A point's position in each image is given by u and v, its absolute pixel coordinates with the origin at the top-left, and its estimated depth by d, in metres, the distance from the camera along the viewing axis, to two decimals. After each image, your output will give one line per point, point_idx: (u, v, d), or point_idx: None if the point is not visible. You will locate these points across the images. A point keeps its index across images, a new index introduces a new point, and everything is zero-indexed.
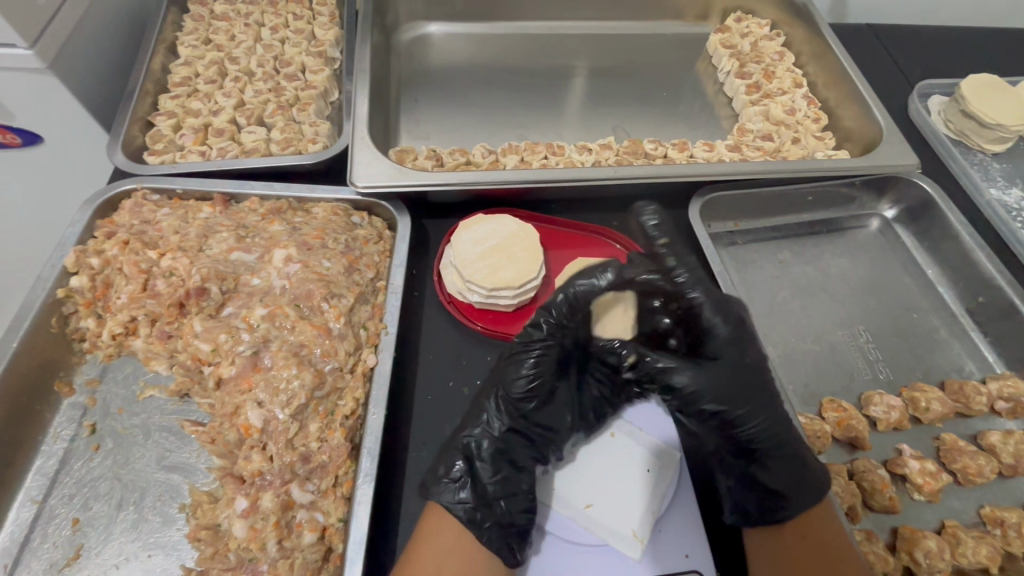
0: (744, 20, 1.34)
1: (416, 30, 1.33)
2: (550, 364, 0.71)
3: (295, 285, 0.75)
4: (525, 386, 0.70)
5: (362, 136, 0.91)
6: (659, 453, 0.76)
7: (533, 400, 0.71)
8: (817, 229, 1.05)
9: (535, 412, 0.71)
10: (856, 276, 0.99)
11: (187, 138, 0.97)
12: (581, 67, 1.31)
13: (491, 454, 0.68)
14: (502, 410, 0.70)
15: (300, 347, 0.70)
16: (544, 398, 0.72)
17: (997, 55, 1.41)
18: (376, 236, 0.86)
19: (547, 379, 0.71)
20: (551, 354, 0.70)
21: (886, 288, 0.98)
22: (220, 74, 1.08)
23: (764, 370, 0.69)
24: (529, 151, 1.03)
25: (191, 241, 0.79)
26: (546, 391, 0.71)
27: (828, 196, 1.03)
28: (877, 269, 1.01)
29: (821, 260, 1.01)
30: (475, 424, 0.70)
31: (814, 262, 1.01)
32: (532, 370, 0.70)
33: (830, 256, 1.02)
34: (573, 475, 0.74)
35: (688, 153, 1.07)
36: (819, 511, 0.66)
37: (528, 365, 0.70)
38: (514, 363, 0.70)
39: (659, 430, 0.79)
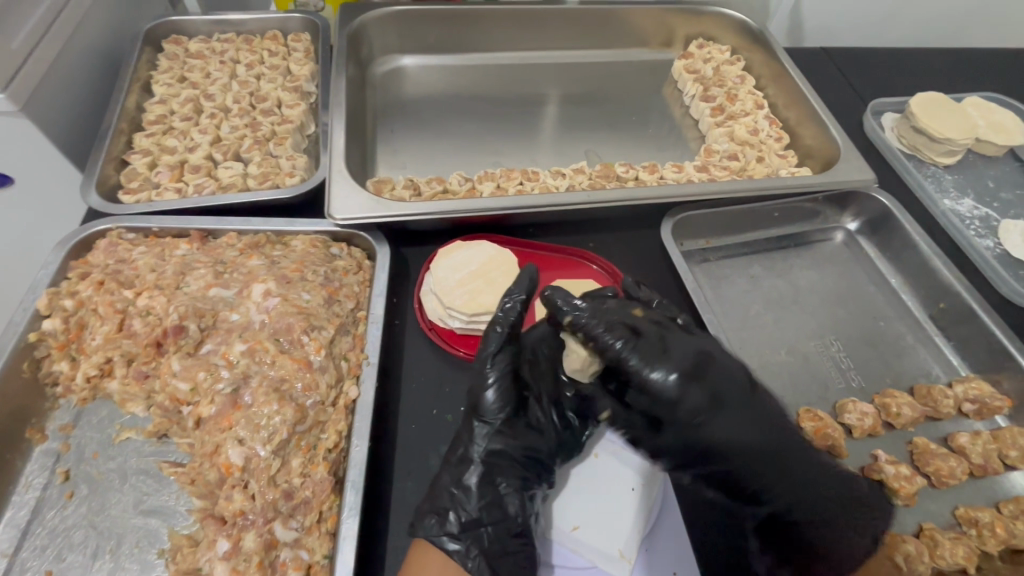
0: (706, 46, 1.40)
1: (390, 64, 1.35)
2: (513, 382, 0.73)
3: (274, 319, 0.75)
4: (494, 407, 0.72)
5: (339, 169, 0.92)
6: (642, 473, 0.77)
7: (505, 411, 0.72)
8: (784, 243, 1.08)
9: (513, 432, 0.73)
10: (823, 288, 1.03)
11: (163, 175, 0.97)
12: (553, 95, 1.36)
13: (476, 477, 0.69)
14: (481, 436, 0.71)
15: (280, 381, 0.70)
16: (514, 409, 0.73)
17: (941, 73, 1.50)
18: (356, 267, 0.87)
19: (510, 389, 0.73)
20: (507, 371, 0.73)
21: (853, 296, 1.02)
22: (195, 111, 1.08)
23: (730, 418, 0.67)
24: (505, 177, 1.05)
25: (169, 278, 0.78)
26: (516, 404, 0.74)
27: (792, 212, 1.07)
28: (844, 279, 1.05)
29: (791, 273, 1.05)
30: (456, 453, 0.71)
31: (783, 276, 1.04)
32: (496, 382, 0.72)
33: (799, 269, 1.06)
34: (560, 500, 0.75)
35: (658, 174, 1.10)
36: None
37: (492, 393, 0.72)
38: (482, 379, 0.72)
39: None
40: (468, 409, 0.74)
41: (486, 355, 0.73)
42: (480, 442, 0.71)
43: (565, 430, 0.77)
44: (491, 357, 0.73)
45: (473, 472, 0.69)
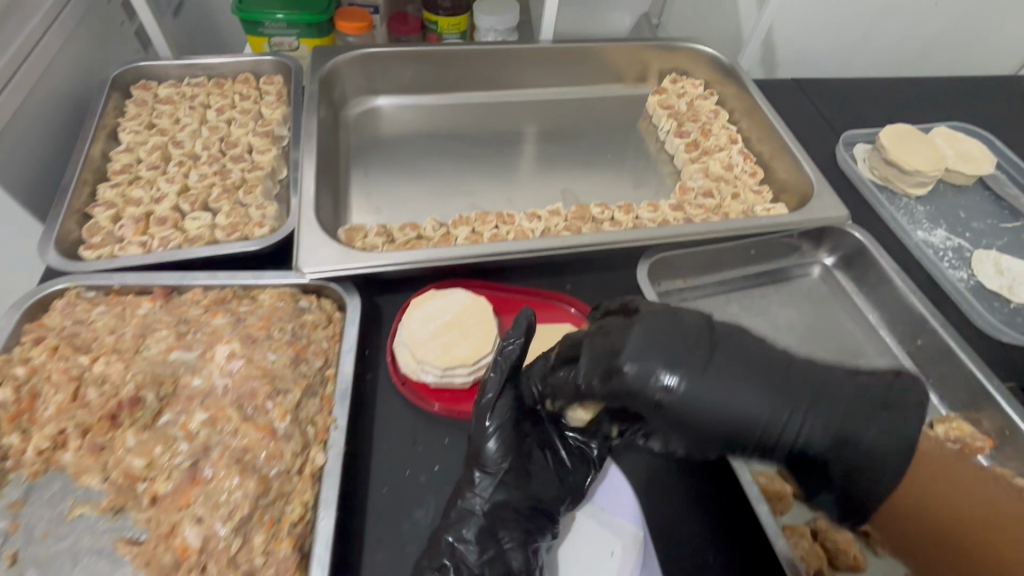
0: (679, 81, 1.41)
1: (364, 104, 1.35)
2: (512, 429, 0.73)
3: (237, 383, 0.72)
4: (494, 457, 0.71)
5: (308, 220, 0.91)
6: (620, 537, 0.73)
7: (508, 462, 0.72)
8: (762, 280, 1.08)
9: (516, 483, 0.71)
10: (794, 328, 1.03)
11: (127, 228, 0.94)
12: (530, 132, 1.37)
13: (473, 531, 0.67)
14: (481, 488, 0.70)
15: (243, 452, 0.68)
16: (517, 461, 0.72)
17: (909, 103, 1.53)
18: (326, 320, 0.85)
19: (512, 437, 0.73)
20: (505, 424, 0.73)
21: (827, 331, 1.03)
22: (163, 159, 1.06)
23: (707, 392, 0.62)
24: (480, 221, 1.04)
25: (128, 342, 0.75)
26: (518, 455, 0.73)
27: (764, 252, 1.07)
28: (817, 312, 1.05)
29: (764, 311, 1.04)
30: (456, 507, 0.70)
31: (759, 315, 1.03)
32: (494, 433, 0.72)
33: (774, 306, 1.05)
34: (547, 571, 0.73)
35: (634, 215, 1.09)
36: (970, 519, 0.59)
37: (491, 442, 0.72)
38: (481, 430, 0.73)
39: (620, 509, 0.76)
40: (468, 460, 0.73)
41: (483, 404, 0.74)
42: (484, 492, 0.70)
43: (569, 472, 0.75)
44: (489, 405, 0.74)
45: (473, 524, 0.68)
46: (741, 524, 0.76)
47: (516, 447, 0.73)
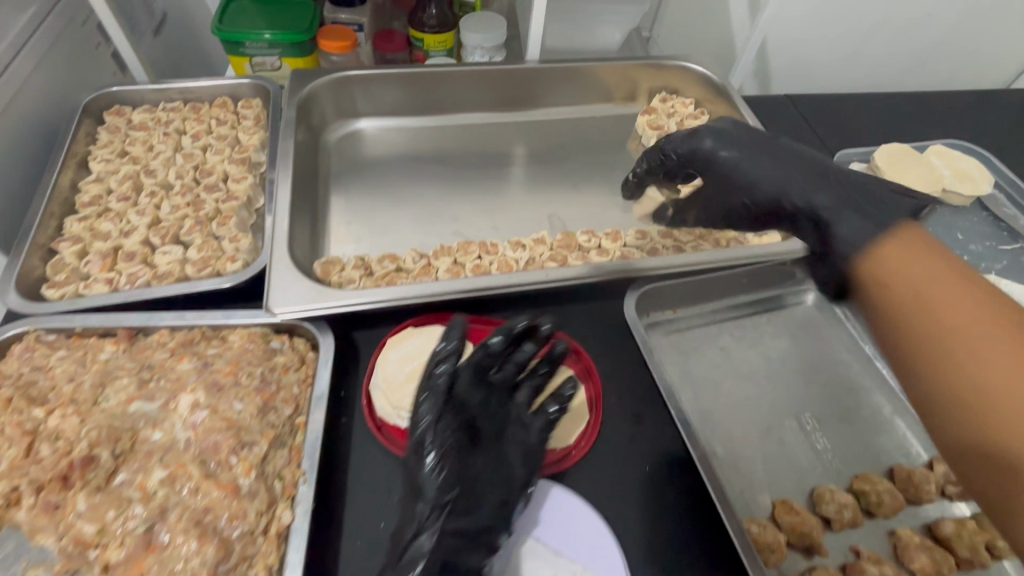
0: (669, 100, 1.38)
1: (347, 127, 1.31)
2: (454, 453, 0.69)
3: (200, 437, 0.69)
4: (437, 486, 0.67)
5: (281, 256, 0.87)
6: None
7: (452, 489, 0.67)
8: (761, 148, 0.77)
9: (462, 508, 0.68)
10: (765, 191, 0.74)
11: (94, 265, 0.91)
12: (518, 154, 1.34)
13: (429, 573, 0.63)
14: (427, 520, 0.66)
15: (203, 512, 0.64)
16: (461, 486, 0.68)
17: (905, 119, 1.50)
18: (298, 362, 0.81)
19: (455, 462, 0.69)
20: (444, 449, 0.69)
21: (824, 194, 0.68)
22: (134, 189, 1.02)
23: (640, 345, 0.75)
24: (462, 252, 1.00)
25: (86, 392, 0.72)
26: (462, 480, 0.69)
27: (766, 142, 0.78)
28: (818, 202, 0.68)
29: (745, 174, 0.77)
30: (403, 547, 0.65)
31: (736, 167, 0.79)
32: (436, 460, 0.68)
33: (760, 160, 0.76)
34: None
35: (622, 242, 1.06)
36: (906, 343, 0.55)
37: (433, 470, 0.67)
38: (421, 459, 0.68)
39: (574, 547, 0.73)
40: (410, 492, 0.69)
41: (420, 433, 0.70)
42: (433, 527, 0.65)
43: (512, 480, 0.73)
44: (425, 432, 0.70)
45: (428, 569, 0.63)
46: (719, 555, 0.75)
47: (460, 471, 0.69)
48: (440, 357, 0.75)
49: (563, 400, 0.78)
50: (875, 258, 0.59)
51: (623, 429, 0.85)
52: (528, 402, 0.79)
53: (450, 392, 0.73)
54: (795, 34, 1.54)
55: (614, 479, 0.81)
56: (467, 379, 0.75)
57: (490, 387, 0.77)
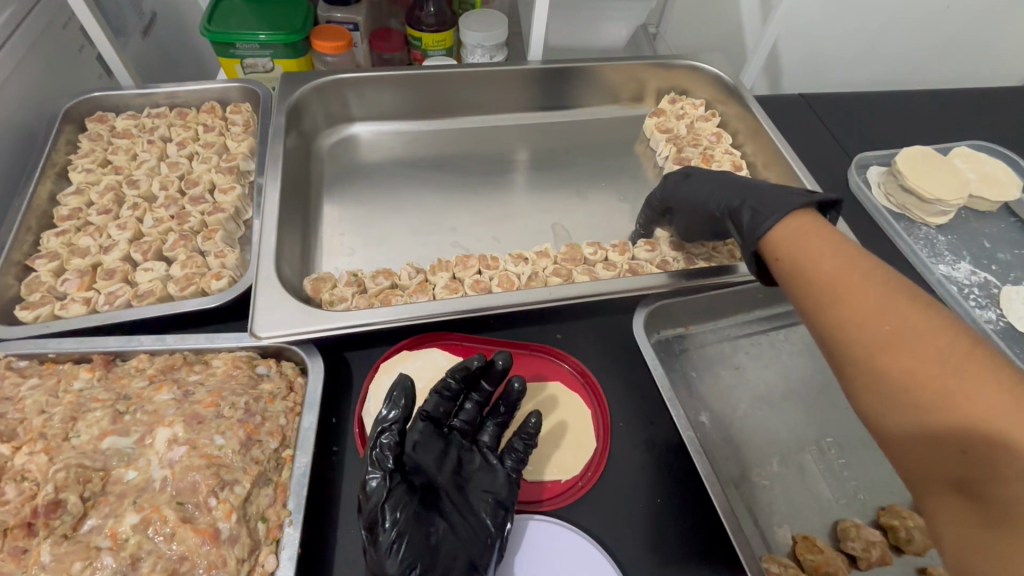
0: (678, 101, 1.32)
1: (341, 133, 1.26)
2: (413, 525, 0.64)
3: (177, 476, 0.63)
4: (398, 567, 0.61)
5: (267, 274, 0.82)
6: None
7: (415, 565, 0.62)
8: (702, 175, 0.93)
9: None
10: (703, 201, 0.89)
11: (71, 283, 0.86)
12: (521, 158, 1.28)
13: None
14: None
15: (180, 561, 0.59)
16: (426, 556, 0.63)
17: (926, 119, 1.43)
18: (285, 389, 0.76)
19: (415, 535, 0.63)
20: (401, 525, 0.63)
21: (748, 194, 0.82)
22: (116, 201, 0.97)
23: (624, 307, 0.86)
24: (461, 266, 0.95)
25: (56, 426, 0.67)
26: (427, 550, 0.64)
27: (707, 171, 0.93)
28: (741, 199, 0.81)
29: (689, 193, 0.92)
30: None
31: (686, 186, 0.93)
32: (395, 538, 0.62)
33: (700, 180, 0.92)
34: None
35: (630, 254, 1.00)
36: (809, 306, 0.65)
37: (392, 553, 0.61)
38: (379, 542, 0.62)
39: None
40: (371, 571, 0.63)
41: (372, 510, 0.63)
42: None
43: (479, 537, 0.67)
44: (376, 507, 0.63)
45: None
46: None
47: (422, 542, 0.64)
48: (385, 424, 0.68)
49: (528, 436, 0.74)
50: (772, 238, 0.73)
51: (633, 458, 0.79)
52: (492, 442, 0.76)
53: (398, 462, 0.67)
54: (810, 30, 1.47)
55: (623, 514, 0.75)
56: (420, 432, 0.71)
57: (449, 435, 0.74)
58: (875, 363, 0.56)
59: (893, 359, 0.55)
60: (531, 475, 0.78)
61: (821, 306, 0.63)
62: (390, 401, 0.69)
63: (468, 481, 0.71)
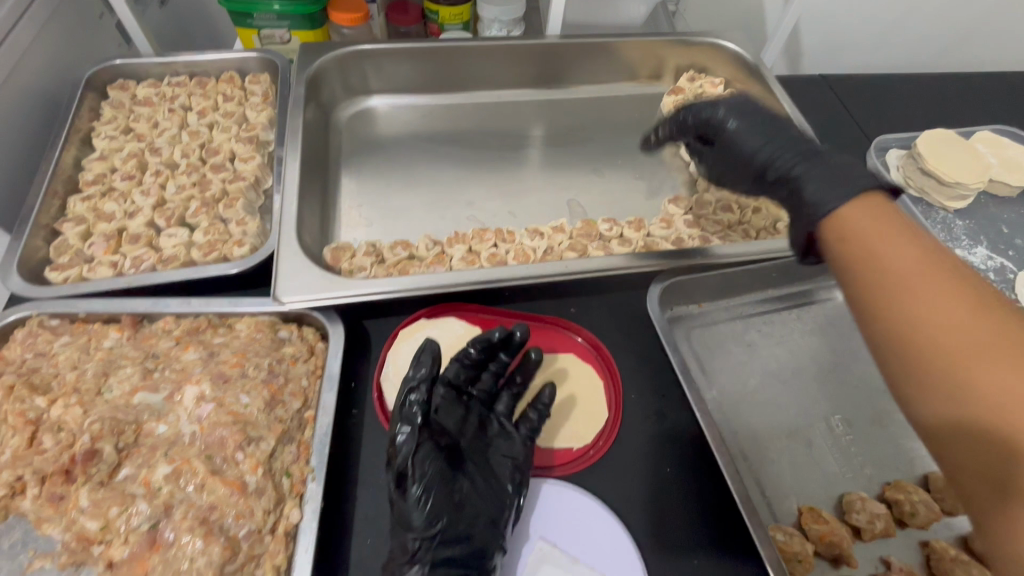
0: (697, 79, 1.30)
1: (359, 104, 1.26)
2: (440, 479, 0.66)
3: (206, 431, 0.66)
4: (422, 520, 0.63)
5: (289, 241, 0.84)
6: None
7: (440, 519, 0.64)
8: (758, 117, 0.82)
9: (453, 532, 0.65)
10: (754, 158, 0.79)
11: (97, 247, 0.87)
12: (535, 135, 1.27)
13: None
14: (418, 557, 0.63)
15: (210, 510, 0.62)
16: (451, 511, 0.66)
17: (949, 103, 1.41)
18: (306, 352, 0.78)
19: (440, 490, 0.66)
20: (429, 479, 0.65)
21: (806, 161, 0.72)
22: (139, 168, 0.99)
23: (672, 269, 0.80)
24: (477, 239, 0.96)
25: (89, 381, 0.70)
26: (451, 505, 0.66)
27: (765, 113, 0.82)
28: (797, 166, 0.72)
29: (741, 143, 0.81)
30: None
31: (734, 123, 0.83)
32: (422, 491, 0.64)
33: (755, 123, 0.81)
34: None
35: (645, 231, 1.01)
36: (871, 297, 0.56)
37: (417, 506, 0.64)
38: (406, 495, 0.64)
39: (592, 552, 0.71)
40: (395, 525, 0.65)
41: (401, 463, 0.65)
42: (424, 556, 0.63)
43: (500, 494, 0.70)
44: (405, 462, 0.66)
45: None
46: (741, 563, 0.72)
47: (447, 497, 0.66)
48: (412, 383, 0.70)
49: (542, 406, 0.76)
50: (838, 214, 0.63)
51: (644, 429, 0.81)
52: (507, 410, 0.78)
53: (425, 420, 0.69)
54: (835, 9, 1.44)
55: (633, 481, 0.77)
56: (442, 397, 0.73)
57: (470, 401, 0.76)
58: (958, 372, 0.48)
59: (957, 361, 0.49)
60: (544, 441, 0.80)
61: (886, 298, 0.54)
62: (421, 360, 0.71)
63: (489, 443, 0.74)
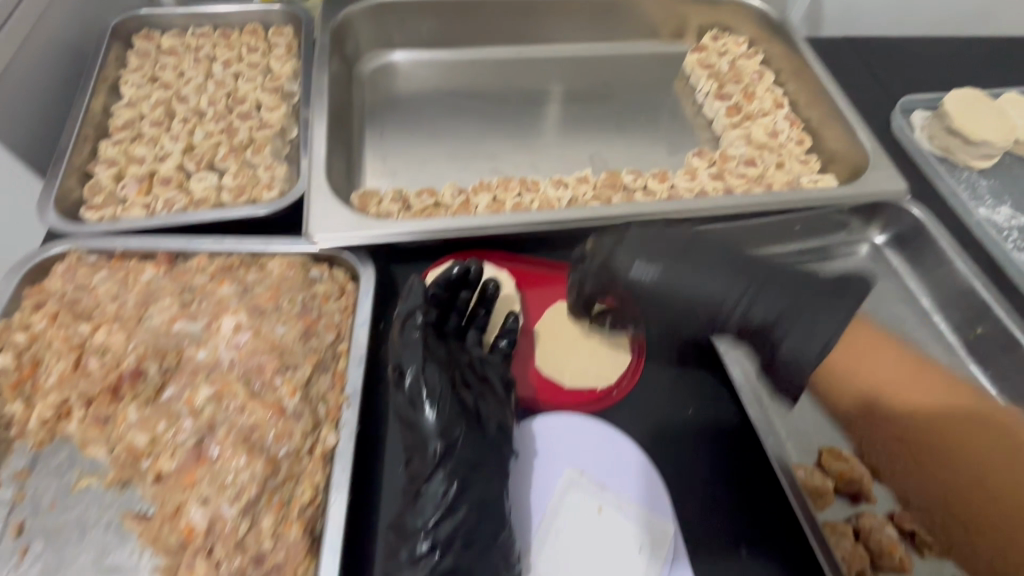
0: (721, 38, 1.29)
1: (381, 59, 1.26)
2: (448, 400, 0.71)
3: (244, 358, 0.68)
4: (437, 436, 0.69)
5: (320, 183, 0.85)
6: (633, 519, 0.69)
7: (454, 434, 0.70)
8: (676, 251, 0.75)
9: (466, 445, 0.70)
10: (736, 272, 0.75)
11: (130, 189, 0.89)
12: (556, 92, 1.27)
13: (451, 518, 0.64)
14: (440, 471, 0.67)
15: (250, 430, 0.64)
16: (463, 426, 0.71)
17: (978, 65, 1.38)
18: (338, 291, 0.79)
19: (449, 409, 0.71)
20: (440, 404, 0.71)
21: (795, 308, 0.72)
22: (167, 115, 1.00)
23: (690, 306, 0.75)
24: (502, 188, 0.97)
25: (130, 310, 0.72)
26: (461, 421, 0.71)
27: (682, 240, 0.78)
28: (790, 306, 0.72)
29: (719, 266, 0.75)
30: (416, 495, 0.67)
31: (688, 315, 0.76)
32: (432, 408, 0.70)
33: (688, 271, 0.74)
34: (544, 554, 0.68)
35: (669, 183, 1.01)
36: None
37: (432, 424, 0.69)
38: (420, 414, 0.70)
39: (623, 483, 0.72)
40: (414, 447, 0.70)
41: (411, 390, 0.71)
42: (443, 465, 0.68)
43: (501, 408, 0.75)
44: (416, 384, 0.71)
45: (452, 508, 0.66)
46: (764, 495, 0.73)
47: (455, 413, 0.71)
48: (405, 318, 0.75)
49: (511, 330, 0.81)
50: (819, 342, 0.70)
51: (666, 372, 0.82)
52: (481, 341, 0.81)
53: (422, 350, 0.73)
54: None
55: (656, 420, 0.79)
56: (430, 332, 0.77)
57: (450, 336, 0.81)
58: None
59: None
60: (567, 382, 0.81)
61: None
62: (410, 295, 0.77)
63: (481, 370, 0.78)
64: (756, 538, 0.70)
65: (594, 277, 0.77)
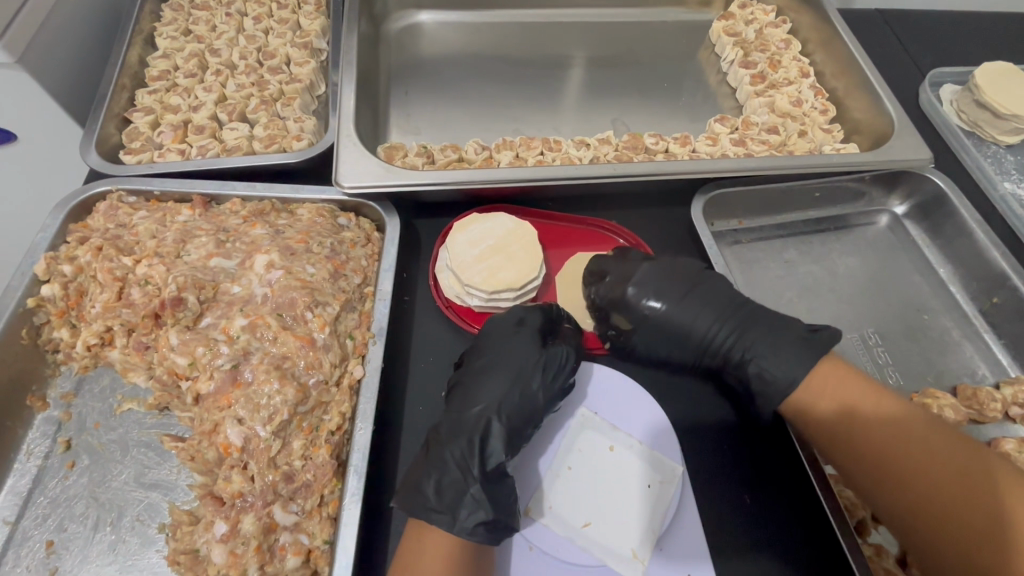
0: (749, 5, 1.28)
1: (406, 20, 1.27)
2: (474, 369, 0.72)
3: (277, 293, 0.71)
4: (453, 396, 0.71)
5: (348, 133, 0.87)
6: (646, 459, 0.72)
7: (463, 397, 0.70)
8: (681, 287, 0.76)
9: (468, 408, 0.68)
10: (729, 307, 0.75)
11: (166, 135, 0.92)
12: (578, 57, 1.26)
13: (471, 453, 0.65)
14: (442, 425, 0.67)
15: (282, 359, 0.67)
16: (474, 392, 0.70)
17: (1012, 40, 1.36)
18: (364, 239, 0.82)
19: (471, 379, 0.71)
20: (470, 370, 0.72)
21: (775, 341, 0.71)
22: (200, 67, 1.02)
23: (679, 326, 0.75)
24: (524, 146, 0.98)
25: (169, 246, 0.75)
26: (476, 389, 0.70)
27: (691, 275, 0.78)
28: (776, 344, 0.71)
29: (712, 296, 0.75)
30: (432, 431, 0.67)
31: (678, 348, 0.76)
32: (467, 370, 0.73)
33: (686, 306, 0.75)
34: (554, 488, 0.71)
35: (690, 147, 1.02)
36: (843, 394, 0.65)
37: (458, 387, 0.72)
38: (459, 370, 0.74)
39: (635, 426, 0.75)
40: (462, 396, 0.70)
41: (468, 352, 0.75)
42: (504, 420, 0.67)
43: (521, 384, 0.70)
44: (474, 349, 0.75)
45: (442, 449, 0.65)
46: (769, 444, 0.76)
47: (475, 382, 0.71)
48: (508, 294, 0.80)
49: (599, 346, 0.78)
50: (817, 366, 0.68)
51: None
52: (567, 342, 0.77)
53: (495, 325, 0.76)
54: None
55: (668, 373, 0.81)
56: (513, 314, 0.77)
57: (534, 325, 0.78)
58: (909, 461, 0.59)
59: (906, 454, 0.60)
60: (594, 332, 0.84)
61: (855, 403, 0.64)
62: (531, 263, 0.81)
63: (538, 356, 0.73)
64: (756, 486, 0.73)
65: (604, 292, 0.79)
